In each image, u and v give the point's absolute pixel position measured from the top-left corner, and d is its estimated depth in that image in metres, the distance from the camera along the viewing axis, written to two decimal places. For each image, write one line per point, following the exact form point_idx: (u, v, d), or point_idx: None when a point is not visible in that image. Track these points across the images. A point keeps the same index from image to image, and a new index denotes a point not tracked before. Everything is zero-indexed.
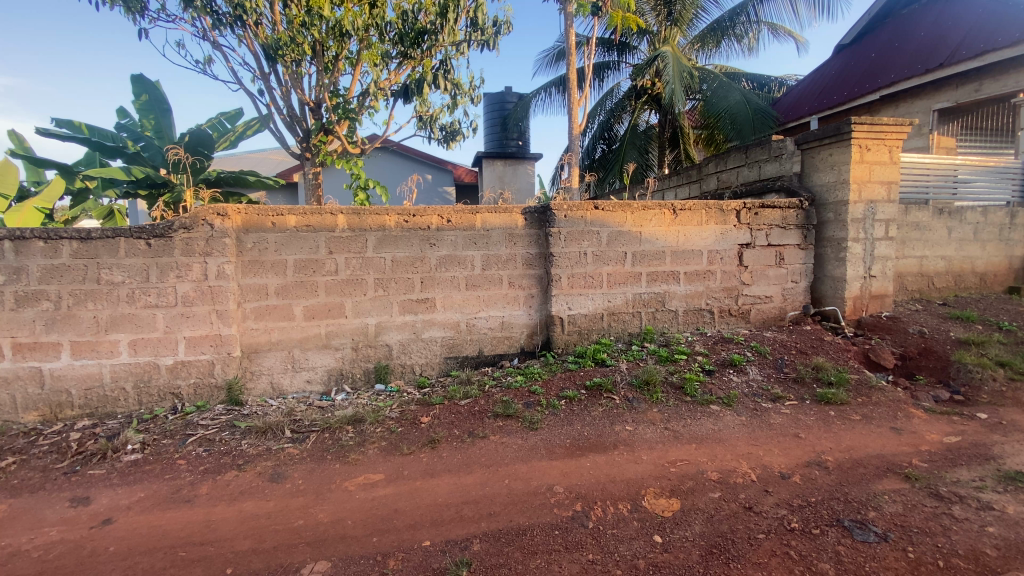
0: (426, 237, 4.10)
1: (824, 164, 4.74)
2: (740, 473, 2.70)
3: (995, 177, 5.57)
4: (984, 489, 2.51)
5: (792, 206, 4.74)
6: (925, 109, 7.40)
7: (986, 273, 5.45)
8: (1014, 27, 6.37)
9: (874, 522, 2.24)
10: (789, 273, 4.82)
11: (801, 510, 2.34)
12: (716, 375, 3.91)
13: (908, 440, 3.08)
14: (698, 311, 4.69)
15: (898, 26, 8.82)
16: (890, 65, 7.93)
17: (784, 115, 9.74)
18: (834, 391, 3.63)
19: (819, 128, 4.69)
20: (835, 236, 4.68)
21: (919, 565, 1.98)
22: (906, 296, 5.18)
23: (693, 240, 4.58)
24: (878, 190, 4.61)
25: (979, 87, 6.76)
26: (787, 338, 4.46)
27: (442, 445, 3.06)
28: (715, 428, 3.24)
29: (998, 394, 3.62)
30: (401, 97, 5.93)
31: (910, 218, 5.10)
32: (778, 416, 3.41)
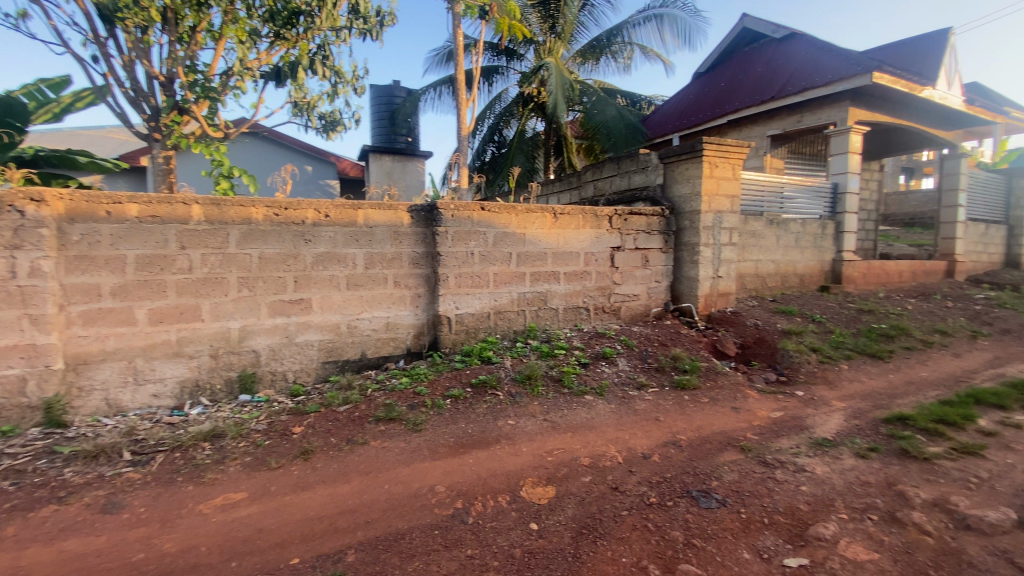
0: (300, 233, 3.82)
1: (682, 178, 5.32)
2: (608, 457, 2.92)
3: (811, 195, 6.72)
4: (799, 454, 3.01)
5: (655, 214, 5.26)
6: (761, 134, 8.65)
7: (805, 274, 6.54)
8: (824, 70, 7.65)
9: (715, 490, 2.56)
10: (653, 273, 5.34)
11: (658, 486, 2.60)
12: (591, 367, 4.19)
13: (744, 417, 3.60)
14: (577, 309, 4.98)
15: (743, 61, 10.16)
16: (736, 95, 9.13)
17: (652, 131, 10.77)
18: (688, 377, 4.12)
19: (677, 145, 5.26)
20: (690, 241, 5.28)
21: (749, 523, 2.30)
22: (745, 294, 6.03)
23: (572, 243, 4.87)
24: (723, 203, 5.29)
25: (802, 118, 8.01)
26: (651, 332, 4.92)
27: (315, 456, 2.87)
28: (588, 416, 3.48)
29: (811, 374, 4.37)
30: (272, 80, 5.45)
31: (749, 227, 5.95)
32: (643, 402, 3.76)
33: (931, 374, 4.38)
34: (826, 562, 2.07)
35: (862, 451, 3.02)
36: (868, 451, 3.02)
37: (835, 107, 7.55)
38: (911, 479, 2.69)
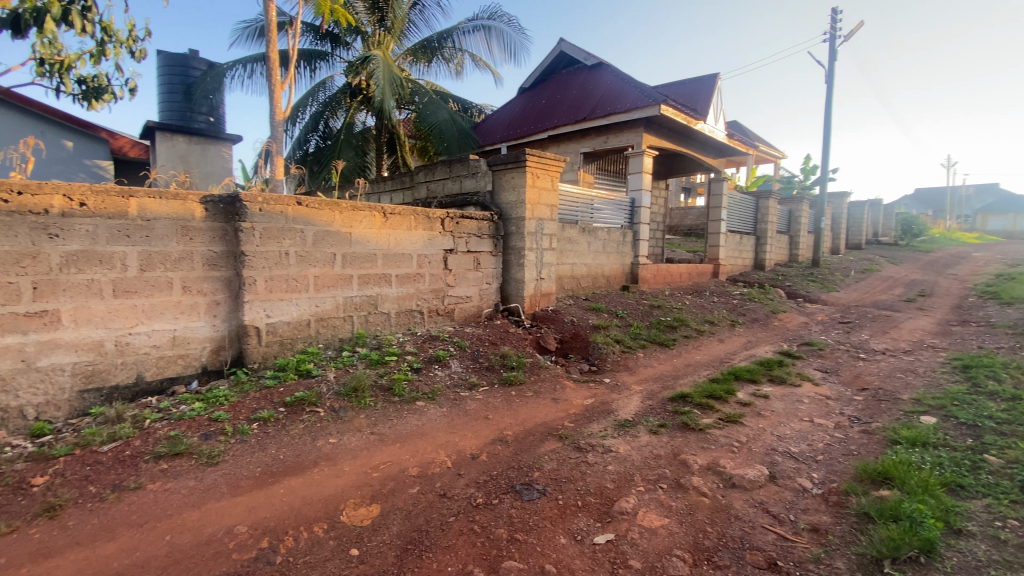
0: (41, 224, 2.96)
1: (509, 185, 5.59)
2: (437, 463, 2.94)
3: (616, 207, 7.69)
4: (607, 436, 3.39)
5: (485, 218, 5.43)
6: (576, 150, 9.60)
7: (612, 275, 7.46)
8: (624, 98, 8.82)
9: (537, 482, 2.78)
10: (483, 275, 5.49)
11: (485, 485, 2.73)
12: (423, 372, 4.12)
13: (562, 406, 3.93)
14: (409, 312, 4.85)
15: (561, 82, 11.16)
16: (555, 112, 9.99)
17: (484, 139, 11.20)
18: (515, 373, 4.34)
19: (504, 154, 5.52)
20: (517, 245, 5.58)
21: (565, 509, 2.54)
22: (564, 294, 6.62)
23: (403, 245, 4.73)
24: (544, 211, 5.72)
25: (608, 139, 9.10)
26: (482, 332, 5.05)
27: (66, 513, 2.23)
28: (418, 424, 3.42)
29: (617, 363, 4.98)
30: (5, 27, 4.14)
31: (567, 233, 6.56)
32: (473, 402, 3.85)
33: (703, 357, 5.37)
34: (628, 534, 2.37)
35: (654, 428, 3.54)
36: (659, 427, 3.55)
37: (633, 132, 8.76)
38: (692, 449, 3.23)
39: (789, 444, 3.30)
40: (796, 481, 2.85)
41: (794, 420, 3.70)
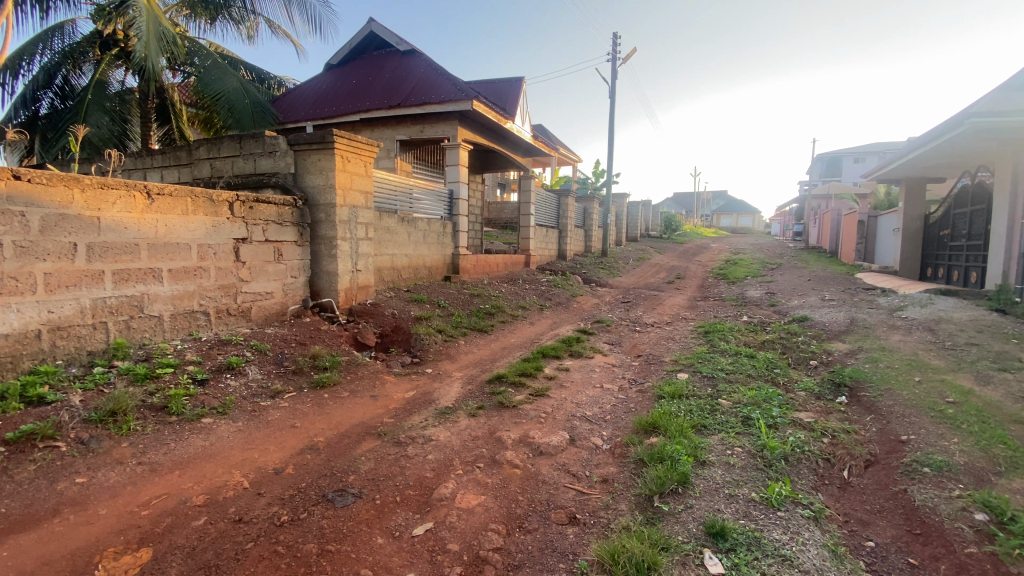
0: None
1: (314, 168, 5.15)
2: (230, 486, 2.57)
3: (434, 197, 7.68)
4: (427, 426, 3.39)
5: (287, 204, 4.90)
6: (391, 137, 9.26)
7: (432, 266, 7.45)
8: (438, 89, 8.84)
9: (351, 486, 2.64)
10: (288, 268, 4.94)
11: (291, 500, 2.48)
12: (210, 384, 3.53)
13: (381, 403, 3.79)
14: (190, 314, 4.09)
15: (371, 64, 10.65)
16: (366, 96, 9.50)
17: (284, 117, 10.08)
18: (327, 374, 4.02)
19: (307, 133, 5.05)
20: (327, 234, 5.18)
21: (382, 507, 2.47)
22: (383, 285, 6.38)
23: (178, 233, 3.96)
24: (357, 197, 5.41)
25: (424, 129, 8.99)
26: (287, 332, 4.55)
27: None
28: (205, 444, 2.93)
29: (437, 353, 5.01)
30: None
31: (383, 223, 6.32)
32: (276, 412, 3.45)
33: (516, 339, 5.77)
34: (446, 519, 2.40)
35: (473, 411, 3.66)
36: (478, 409, 3.69)
37: (448, 124, 8.84)
38: (506, 425, 3.44)
39: (586, 409, 3.76)
40: (590, 440, 3.26)
41: (590, 388, 4.24)
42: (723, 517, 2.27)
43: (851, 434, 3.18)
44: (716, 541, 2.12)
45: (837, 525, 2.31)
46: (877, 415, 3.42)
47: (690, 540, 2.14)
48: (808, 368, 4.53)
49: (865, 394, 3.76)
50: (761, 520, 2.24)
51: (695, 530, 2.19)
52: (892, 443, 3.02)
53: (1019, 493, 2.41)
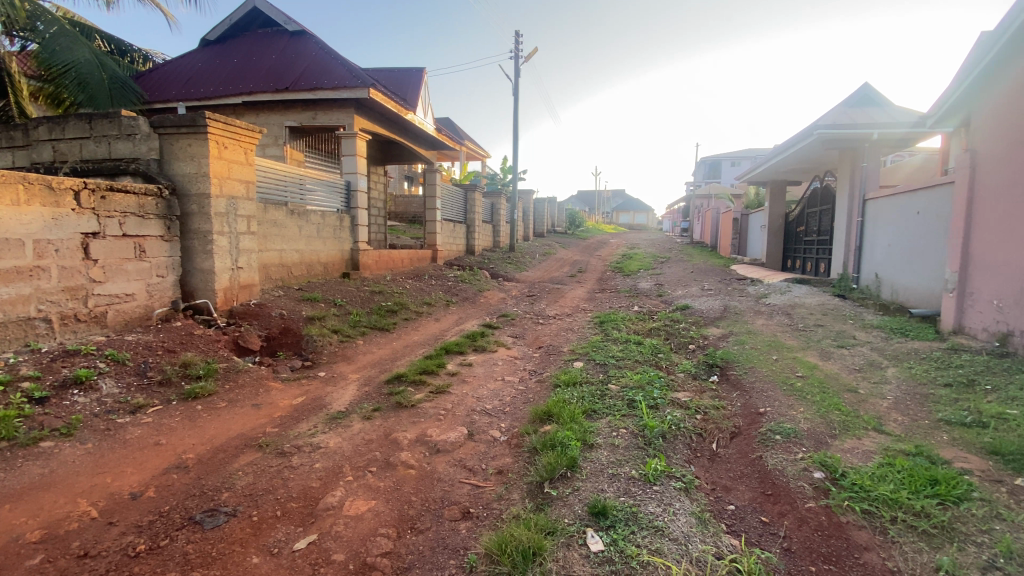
0: None
1: (184, 154, 4.62)
2: (73, 518, 2.22)
3: (328, 189, 7.25)
4: (315, 433, 3.19)
5: (150, 193, 4.34)
6: (279, 123, 8.59)
7: (328, 262, 7.04)
8: (331, 74, 8.34)
9: (225, 504, 2.40)
10: (152, 266, 4.37)
11: (150, 527, 2.20)
12: (51, 402, 3.03)
13: (265, 412, 3.50)
14: (25, 322, 3.46)
15: (255, 42, 9.78)
16: (249, 77, 8.71)
17: (150, 95, 8.93)
18: (201, 384, 3.63)
19: (174, 115, 4.52)
20: (201, 228, 4.67)
21: (260, 523, 2.28)
22: (271, 284, 5.90)
23: (6, 226, 3.34)
24: (237, 187, 4.96)
25: (316, 116, 8.42)
26: (152, 338, 4.03)
27: None
28: (42, 473, 2.51)
29: (332, 354, 4.74)
30: None
31: (269, 216, 5.86)
32: (136, 429, 3.05)
33: (418, 336, 5.64)
34: (332, 529, 2.27)
35: (367, 413, 3.51)
36: (372, 412, 3.54)
37: (343, 112, 8.35)
38: (402, 426, 3.34)
39: (485, 403, 3.77)
40: (488, 433, 3.28)
41: (490, 381, 4.27)
42: (605, 496, 2.39)
43: (720, 410, 3.53)
44: (598, 520, 2.23)
45: (704, 494, 2.54)
46: (741, 391, 3.83)
47: (575, 522, 2.22)
48: (687, 352, 4.96)
49: (733, 373, 4.20)
50: (639, 496, 2.40)
51: (580, 511, 2.29)
52: (753, 415, 3.39)
53: (849, 451, 2.81)
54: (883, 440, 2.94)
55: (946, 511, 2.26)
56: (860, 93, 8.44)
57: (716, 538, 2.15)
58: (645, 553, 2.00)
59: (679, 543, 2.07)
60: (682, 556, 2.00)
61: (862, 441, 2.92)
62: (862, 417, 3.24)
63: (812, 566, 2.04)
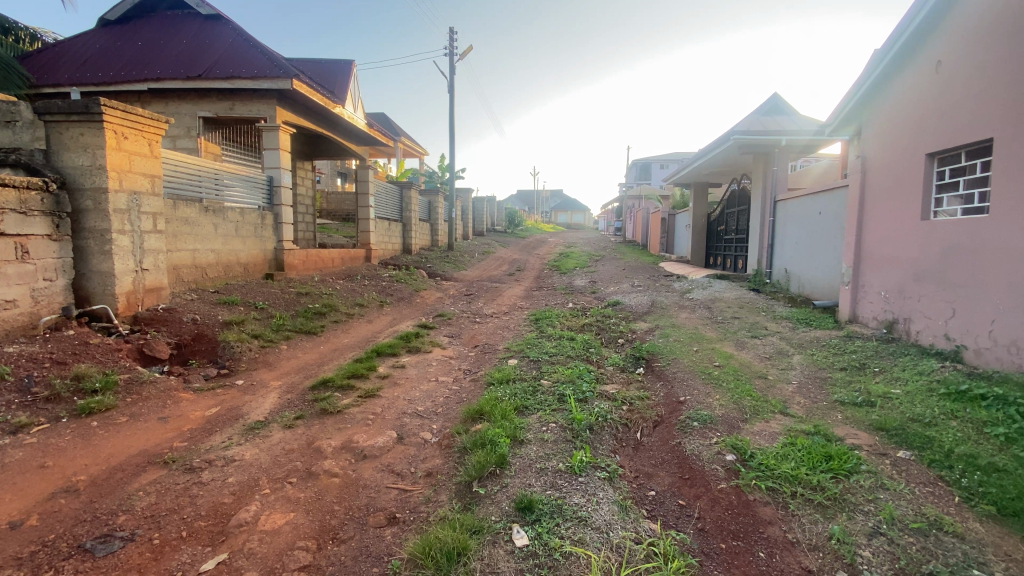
0: None
1: (76, 145, 4.18)
2: None
3: (248, 185, 6.81)
4: (230, 445, 2.99)
5: (34, 187, 3.87)
6: (192, 113, 7.97)
7: (248, 263, 6.62)
8: (250, 62, 7.84)
9: (121, 528, 2.19)
10: (39, 269, 3.90)
11: (29, 560, 1.97)
12: None
13: (173, 425, 3.24)
14: None
15: (162, 25, 9.01)
16: (157, 62, 8.02)
17: (37, 78, 8.00)
18: (98, 399, 3.29)
19: (63, 100, 4.07)
20: (97, 226, 4.24)
21: (163, 546, 2.10)
22: (182, 287, 5.47)
23: None
24: (140, 181, 4.55)
25: (233, 107, 7.88)
26: (38, 349, 3.60)
27: None
28: None
29: (252, 361, 4.47)
30: None
31: (179, 213, 5.43)
32: (16, 451, 2.71)
33: (349, 339, 5.44)
34: (245, 546, 2.14)
35: (289, 422, 3.34)
36: (295, 420, 3.37)
37: (263, 102, 7.87)
38: (326, 433, 3.20)
39: (416, 405, 3.70)
40: (419, 436, 3.22)
41: (423, 383, 4.20)
42: (532, 491, 2.42)
43: (644, 400, 3.69)
44: (524, 515, 2.25)
45: (627, 482, 2.63)
46: (665, 381, 4.02)
47: (501, 519, 2.23)
48: (616, 346, 5.14)
49: (658, 364, 4.40)
50: (565, 488, 2.45)
51: (507, 508, 2.30)
52: (674, 404, 3.57)
53: (757, 433, 3.03)
54: (786, 422, 3.20)
55: (837, 484, 2.48)
56: (771, 102, 9.12)
57: (636, 523, 2.24)
58: (567, 544, 2.05)
59: (601, 531, 2.13)
60: (603, 544, 2.06)
61: (769, 424, 3.16)
62: (770, 401, 3.50)
63: (722, 544, 2.17)
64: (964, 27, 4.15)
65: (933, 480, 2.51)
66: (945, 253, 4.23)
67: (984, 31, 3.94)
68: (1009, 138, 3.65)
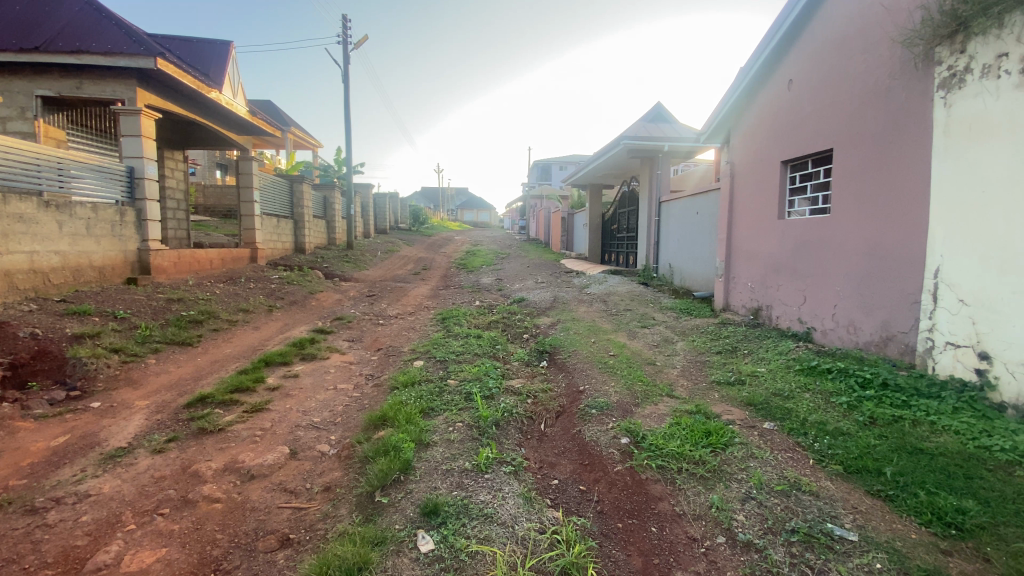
0: None
1: None
2: None
3: (102, 176, 5.91)
4: (85, 478, 2.57)
5: None
6: (26, 91, 6.76)
7: (104, 266, 5.75)
8: (102, 35, 6.79)
9: None
10: None
11: None
12: None
13: (6, 461, 2.71)
14: None
15: None
16: None
17: None
18: None
19: None
20: None
21: None
22: (16, 296, 4.60)
23: None
24: None
25: (82, 86, 6.80)
26: None
27: None
28: None
29: (112, 379, 3.88)
30: None
31: (8, 209, 4.58)
32: None
33: (234, 349, 4.94)
34: None
35: (160, 445, 2.96)
36: (167, 443, 2.99)
37: (120, 82, 6.86)
38: (206, 455, 2.88)
39: (312, 416, 3.47)
40: (315, 449, 3.02)
41: (319, 392, 3.95)
42: (438, 493, 2.38)
43: (548, 392, 3.82)
44: (430, 519, 2.21)
45: (532, 474, 2.70)
46: (567, 372, 4.19)
47: (406, 526, 2.17)
48: (521, 341, 5.25)
49: (560, 356, 4.57)
50: (471, 487, 2.44)
51: (412, 514, 2.24)
52: (575, 394, 3.73)
53: (648, 416, 3.27)
54: (673, 403, 3.49)
55: (716, 456, 2.75)
56: (655, 110, 9.89)
57: (541, 514, 2.30)
58: (473, 543, 2.04)
59: (506, 526, 2.16)
60: (509, 538, 2.09)
61: (658, 406, 3.42)
62: (658, 385, 3.80)
63: (620, 523, 2.31)
64: (810, 50, 4.79)
65: (792, 445, 2.89)
66: (798, 248, 4.88)
67: (826, 56, 4.57)
68: (846, 146, 4.28)
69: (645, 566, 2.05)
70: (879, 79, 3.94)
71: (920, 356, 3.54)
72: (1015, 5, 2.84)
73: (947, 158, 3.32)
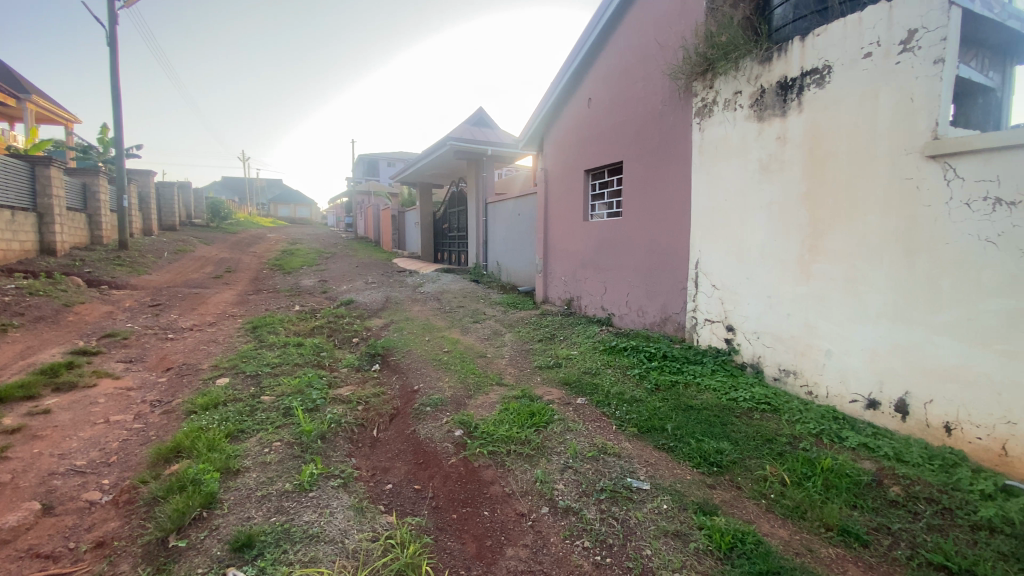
0: None
1: None
2: None
3: None
4: None
5: None
6: None
7: None
8: None
9: None
10: None
11: None
12: None
13: None
14: None
15: None
16: None
17: None
18: None
19: None
20: None
21: None
22: None
23: None
24: None
25: None
26: None
27: None
28: None
29: None
30: None
31: None
32: None
33: None
34: None
35: None
36: None
37: None
38: None
39: (74, 459, 2.76)
40: (80, 499, 2.41)
41: (84, 428, 3.16)
42: (252, 523, 2.11)
43: (379, 396, 3.69)
44: (242, 554, 1.95)
45: (363, 482, 2.58)
46: (400, 373, 4.11)
47: (211, 567, 1.88)
48: (350, 346, 4.97)
49: (392, 358, 4.46)
50: (293, 509, 2.23)
51: (218, 553, 1.95)
52: (408, 394, 3.68)
53: (479, 406, 3.41)
54: (502, 391, 3.70)
55: (539, 434, 3.00)
56: (478, 115, 10.31)
57: (373, 522, 2.21)
58: (296, 569, 1.87)
59: (335, 543, 2.02)
60: (338, 554, 1.97)
61: (489, 395, 3.59)
62: (489, 375, 3.98)
63: (454, 514, 2.36)
64: (604, 73, 5.51)
65: (600, 415, 3.31)
66: (599, 244, 5.57)
67: (616, 79, 5.30)
68: (633, 158, 5.04)
69: (479, 550, 2.13)
70: (656, 103, 4.72)
71: (688, 331, 4.37)
72: (745, 52, 3.69)
73: (702, 172, 4.16)
